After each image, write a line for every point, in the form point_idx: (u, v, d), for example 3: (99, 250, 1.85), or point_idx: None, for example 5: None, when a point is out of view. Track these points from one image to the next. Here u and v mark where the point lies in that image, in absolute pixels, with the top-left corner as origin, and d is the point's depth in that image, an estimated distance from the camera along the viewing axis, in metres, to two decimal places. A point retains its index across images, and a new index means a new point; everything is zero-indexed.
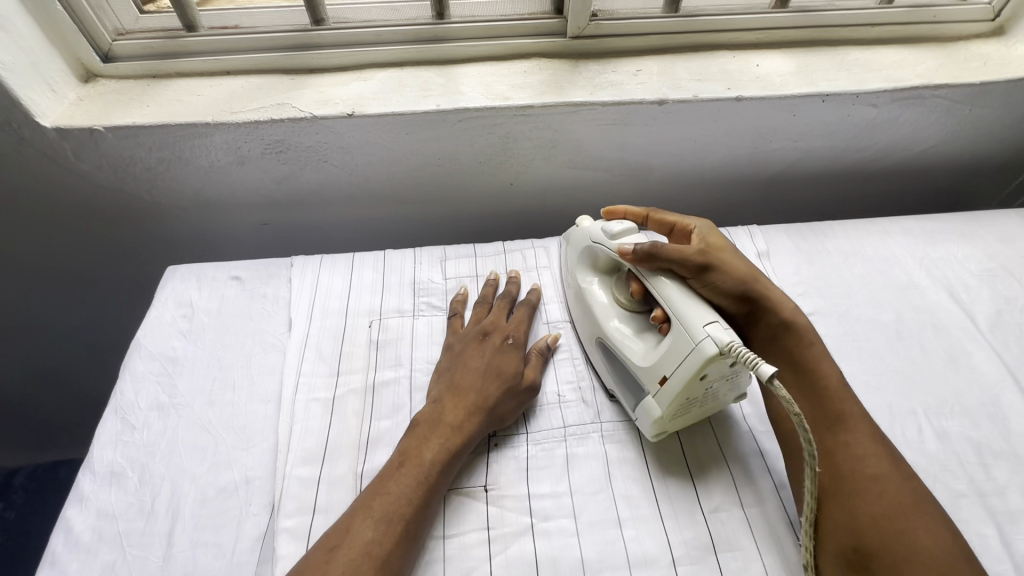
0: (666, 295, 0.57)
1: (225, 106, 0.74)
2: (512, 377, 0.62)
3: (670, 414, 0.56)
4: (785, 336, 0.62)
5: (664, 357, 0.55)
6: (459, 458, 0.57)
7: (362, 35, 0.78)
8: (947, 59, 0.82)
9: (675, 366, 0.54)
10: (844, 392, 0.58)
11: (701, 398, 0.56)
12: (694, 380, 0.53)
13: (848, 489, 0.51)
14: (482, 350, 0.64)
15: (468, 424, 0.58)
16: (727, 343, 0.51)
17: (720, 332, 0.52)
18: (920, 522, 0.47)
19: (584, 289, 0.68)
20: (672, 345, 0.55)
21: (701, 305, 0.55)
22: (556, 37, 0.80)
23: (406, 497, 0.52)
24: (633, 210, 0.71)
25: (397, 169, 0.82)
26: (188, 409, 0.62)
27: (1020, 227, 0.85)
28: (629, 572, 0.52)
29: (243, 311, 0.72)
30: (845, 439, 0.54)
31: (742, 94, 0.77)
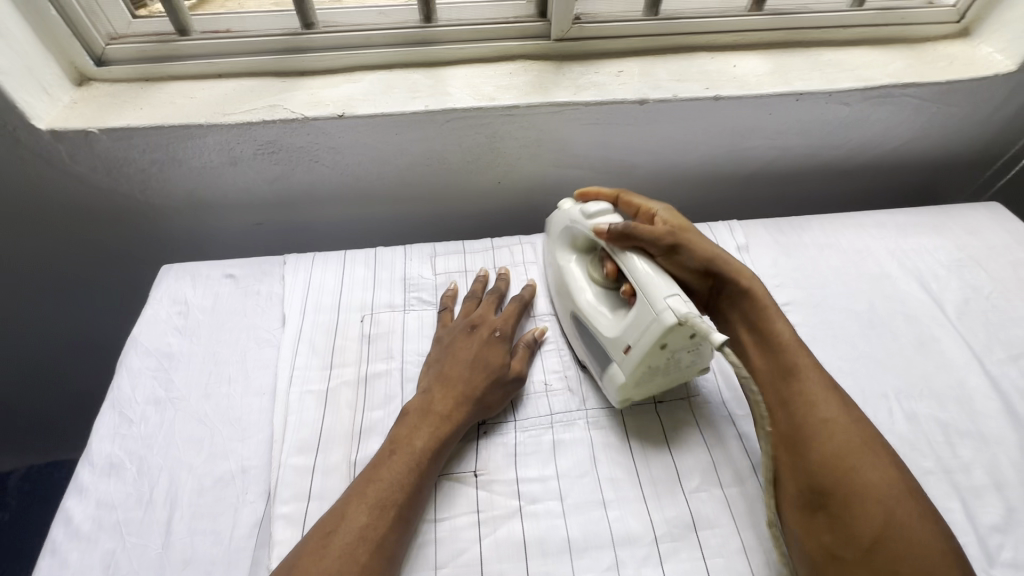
0: (632, 269, 0.60)
1: (217, 108, 0.76)
2: (498, 368, 0.63)
3: (635, 381, 0.59)
4: (744, 306, 0.65)
5: (629, 328, 0.58)
6: (450, 446, 0.59)
7: (352, 38, 0.81)
8: (915, 60, 0.85)
9: (638, 335, 0.57)
10: (796, 346, 0.61)
11: (666, 367, 0.59)
12: (656, 349, 0.56)
13: (803, 435, 0.54)
14: (470, 343, 0.66)
15: (458, 413, 0.60)
16: (685, 313, 0.54)
17: (680, 304, 0.55)
18: (869, 460, 0.51)
19: (561, 266, 0.71)
20: (635, 315, 0.58)
21: (665, 279, 0.58)
22: (540, 39, 0.83)
23: (399, 483, 0.54)
24: (603, 192, 0.74)
25: (387, 169, 0.85)
26: (184, 402, 0.64)
27: (987, 219, 0.89)
28: (614, 550, 0.54)
29: (237, 307, 0.73)
30: (796, 389, 0.57)
31: (719, 93, 0.80)
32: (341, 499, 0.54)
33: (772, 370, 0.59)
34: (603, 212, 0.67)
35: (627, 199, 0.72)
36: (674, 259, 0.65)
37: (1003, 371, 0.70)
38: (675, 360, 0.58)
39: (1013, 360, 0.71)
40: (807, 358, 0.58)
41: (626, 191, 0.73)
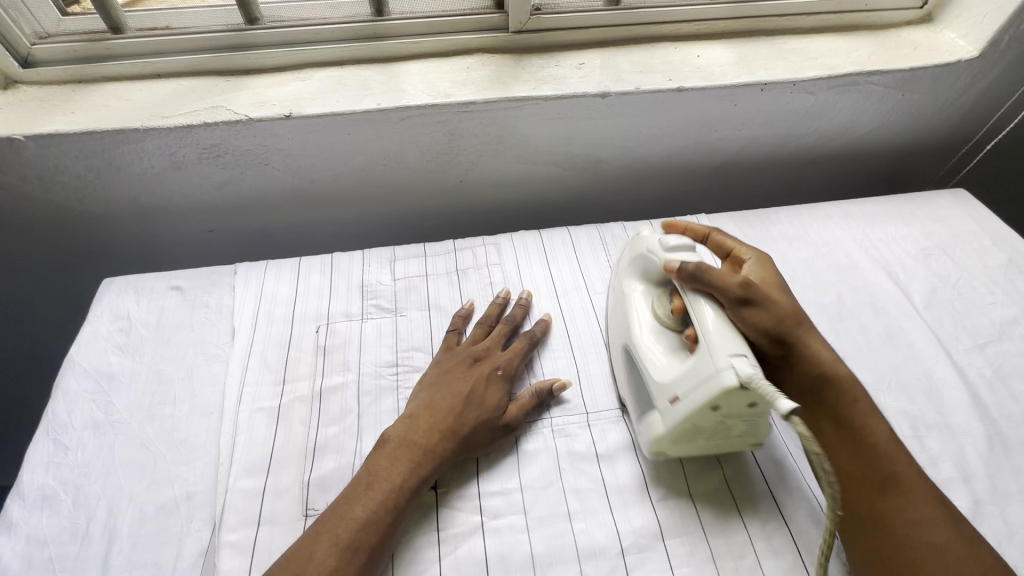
0: (702, 314, 0.52)
1: (155, 110, 0.72)
2: (492, 411, 0.59)
3: (673, 435, 0.53)
4: (826, 390, 0.56)
5: (681, 377, 0.51)
6: (426, 485, 0.54)
7: (300, 34, 0.77)
8: (879, 47, 0.84)
9: (689, 387, 0.50)
10: (898, 451, 0.53)
11: (713, 429, 0.52)
12: (706, 408, 0.49)
13: (905, 559, 0.47)
14: (467, 376, 0.61)
15: (441, 447, 0.56)
16: (748, 376, 0.47)
17: (745, 365, 0.48)
18: None
19: (627, 293, 0.63)
20: (691, 367, 0.51)
21: (736, 332, 0.51)
22: (498, 32, 0.80)
23: (371, 524, 0.50)
24: (695, 228, 0.66)
25: (343, 170, 0.81)
26: (126, 426, 0.60)
27: (953, 206, 0.89)
28: (579, 564, 0.52)
29: (184, 322, 0.69)
30: (898, 502, 0.50)
31: (683, 85, 0.78)
32: (304, 537, 0.50)
33: (866, 481, 0.52)
34: (683, 249, 0.58)
35: (718, 238, 0.65)
36: (749, 314, 0.54)
37: (970, 361, 0.70)
38: (724, 424, 0.51)
39: (979, 349, 0.71)
40: (910, 466, 0.51)
41: (719, 230, 0.66)
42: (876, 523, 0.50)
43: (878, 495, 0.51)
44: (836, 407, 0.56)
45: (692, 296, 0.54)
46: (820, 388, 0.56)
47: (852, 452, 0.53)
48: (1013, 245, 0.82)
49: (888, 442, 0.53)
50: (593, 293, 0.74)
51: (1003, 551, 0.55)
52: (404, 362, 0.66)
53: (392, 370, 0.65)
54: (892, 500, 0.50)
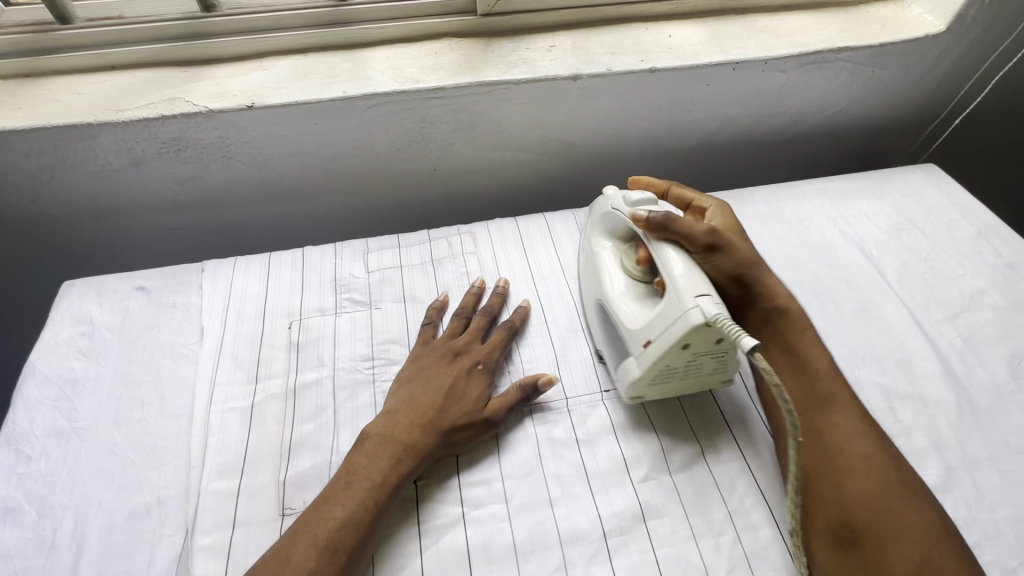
0: (666, 261, 0.56)
1: (109, 103, 0.69)
2: (474, 403, 0.58)
3: (649, 377, 0.55)
4: (779, 320, 0.61)
5: (652, 321, 0.54)
6: (407, 483, 0.53)
7: (259, 21, 0.74)
8: (849, 23, 0.84)
9: (661, 329, 0.53)
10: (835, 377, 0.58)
11: (684, 369, 0.55)
12: (676, 349, 0.52)
13: (837, 469, 0.51)
14: (447, 372, 0.60)
15: (422, 442, 0.55)
16: (714, 316, 0.50)
17: (709, 305, 0.51)
18: (908, 500, 0.49)
19: (597, 250, 0.66)
20: (661, 311, 0.54)
21: (701, 275, 0.54)
22: (465, 15, 0.79)
23: (351, 523, 0.49)
24: (653, 183, 0.70)
25: (311, 162, 0.79)
26: (92, 432, 0.58)
27: (923, 181, 0.90)
28: (561, 550, 0.52)
29: (150, 323, 0.67)
30: (834, 419, 0.54)
31: (655, 65, 0.77)
32: (283, 539, 0.49)
33: (806, 401, 0.56)
34: (645, 204, 0.61)
35: (677, 192, 0.69)
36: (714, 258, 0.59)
37: (941, 331, 0.71)
38: (694, 365, 0.54)
39: (949, 320, 0.72)
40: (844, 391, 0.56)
41: (678, 183, 0.70)
42: (813, 439, 0.54)
43: (818, 414, 0.55)
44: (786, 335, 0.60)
45: (656, 243, 0.58)
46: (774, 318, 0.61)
47: (797, 377, 0.58)
48: (982, 217, 0.84)
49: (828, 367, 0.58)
50: (571, 278, 0.74)
51: (974, 516, 0.56)
52: (380, 355, 0.65)
53: (368, 364, 0.64)
54: (829, 418, 0.55)
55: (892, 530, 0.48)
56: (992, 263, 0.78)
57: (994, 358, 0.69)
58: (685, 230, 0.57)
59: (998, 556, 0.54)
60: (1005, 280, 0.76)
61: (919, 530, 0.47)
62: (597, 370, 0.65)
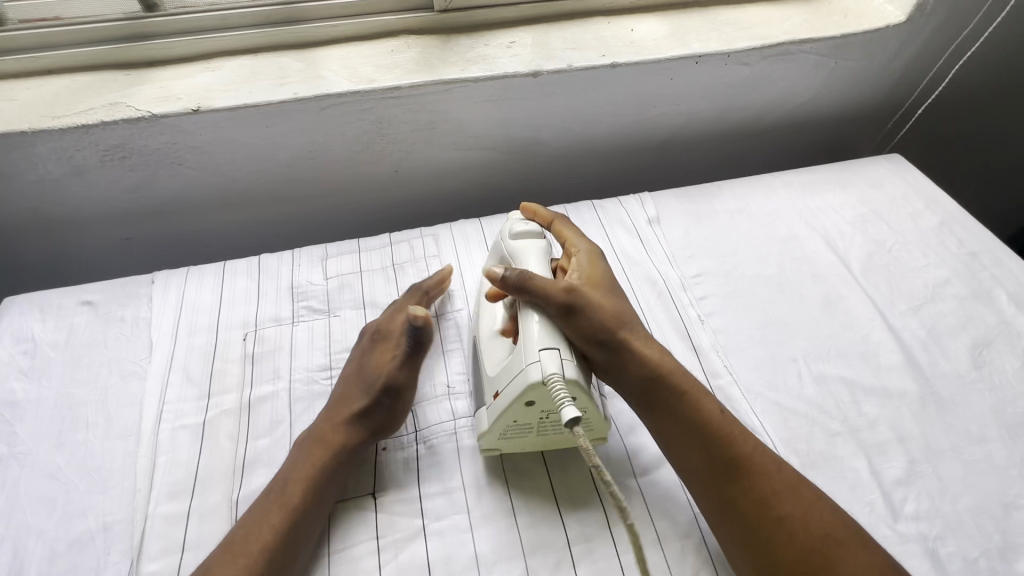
0: (525, 319, 0.53)
1: (46, 110, 0.66)
2: (373, 377, 0.58)
3: (499, 430, 0.53)
4: (658, 389, 0.54)
5: (502, 372, 0.53)
6: (331, 484, 0.53)
7: (205, 20, 0.71)
8: (812, 14, 0.84)
9: (507, 381, 0.52)
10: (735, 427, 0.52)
11: (538, 425, 0.53)
12: (519, 404, 0.51)
13: (760, 535, 0.48)
14: (359, 355, 0.61)
15: (331, 432, 0.55)
16: (550, 374, 0.48)
17: (551, 360, 0.49)
18: (839, 555, 0.46)
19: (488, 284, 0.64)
20: (510, 362, 0.53)
21: (554, 330, 0.52)
22: (422, 12, 0.77)
23: (276, 533, 0.48)
24: (541, 214, 0.66)
25: (266, 167, 0.76)
26: (33, 457, 0.56)
27: (888, 171, 0.90)
28: (524, 560, 0.51)
29: (96, 339, 0.64)
30: (745, 480, 0.50)
31: (616, 60, 0.76)
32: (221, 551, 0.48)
33: (709, 468, 0.51)
34: (529, 236, 0.61)
35: (559, 227, 0.64)
36: (573, 316, 0.52)
37: (905, 323, 0.71)
38: (547, 421, 0.52)
39: (913, 311, 0.73)
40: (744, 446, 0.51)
41: (562, 217, 0.65)
42: (730, 509, 0.49)
43: (726, 481, 0.50)
44: (674, 399, 0.53)
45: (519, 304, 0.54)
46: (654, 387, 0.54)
47: (697, 444, 0.51)
48: (944, 207, 0.84)
49: (718, 421, 0.52)
50: None
51: (937, 508, 0.56)
52: (338, 364, 0.63)
53: (326, 374, 0.62)
54: (740, 482, 0.50)
55: None
56: (955, 252, 0.79)
57: (957, 348, 0.69)
58: (539, 287, 0.53)
59: (960, 547, 0.54)
60: (968, 268, 0.77)
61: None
62: None
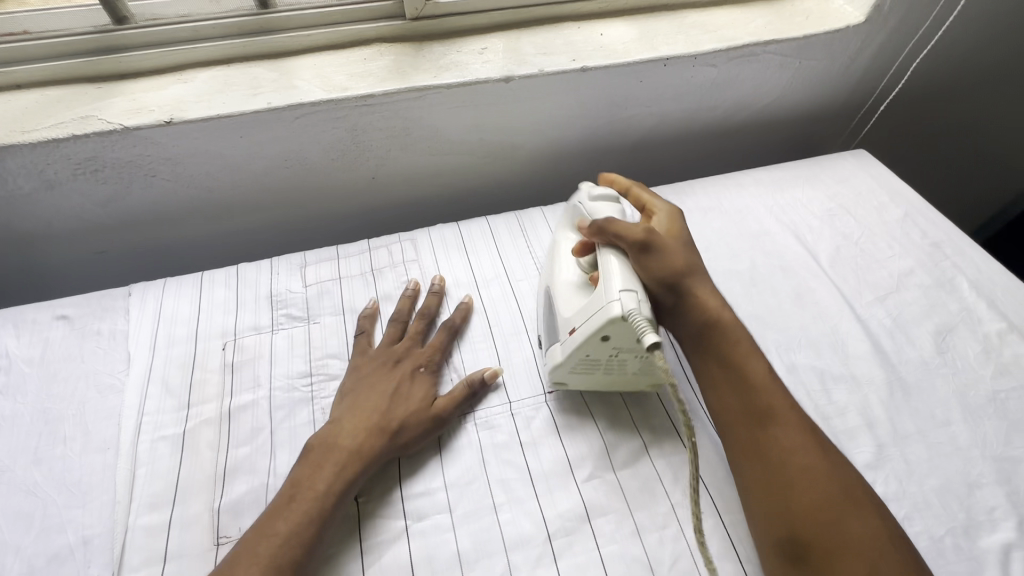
0: (606, 260, 0.55)
1: (15, 125, 0.66)
2: (418, 406, 0.58)
3: (570, 364, 0.56)
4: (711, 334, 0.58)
5: (581, 310, 0.55)
6: (352, 489, 0.53)
7: (176, 32, 0.71)
8: (775, 16, 0.87)
9: (585, 317, 0.54)
10: (770, 385, 0.55)
11: (607, 362, 0.55)
12: (596, 339, 0.53)
13: (783, 484, 0.49)
14: (390, 378, 0.60)
15: (367, 447, 0.54)
16: (631, 309, 0.50)
17: (632, 300, 0.51)
18: (850, 510, 0.47)
19: (558, 244, 0.66)
20: (590, 301, 0.54)
21: (633, 274, 0.54)
22: (394, 20, 0.78)
23: (296, 538, 0.49)
24: (619, 181, 0.70)
25: (242, 176, 0.77)
26: (9, 473, 0.55)
27: (853, 166, 0.93)
28: (506, 556, 0.52)
29: (73, 353, 0.64)
30: (773, 432, 0.52)
31: (586, 64, 0.77)
32: (226, 563, 0.48)
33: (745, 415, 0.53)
34: (606, 199, 0.63)
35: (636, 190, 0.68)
36: (649, 260, 0.57)
37: (872, 312, 0.74)
38: (617, 358, 0.55)
39: (879, 300, 0.75)
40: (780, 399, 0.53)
41: (639, 184, 0.69)
42: (755, 454, 0.51)
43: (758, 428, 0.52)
44: (720, 350, 0.57)
45: (601, 247, 0.57)
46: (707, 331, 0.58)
47: (736, 392, 0.55)
48: (908, 200, 0.87)
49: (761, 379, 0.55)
50: (515, 280, 0.74)
51: (905, 489, 0.58)
52: (319, 370, 0.64)
53: (306, 381, 0.63)
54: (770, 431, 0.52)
55: (839, 548, 0.45)
56: (918, 242, 0.82)
57: (921, 335, 0.71)
58: (621, 230, 0.57)
59: (927, 527, 0.56)
60: (931, 259, 0.80)
61: (859, 541, 0.45)
62: (539, 370, 0.65)
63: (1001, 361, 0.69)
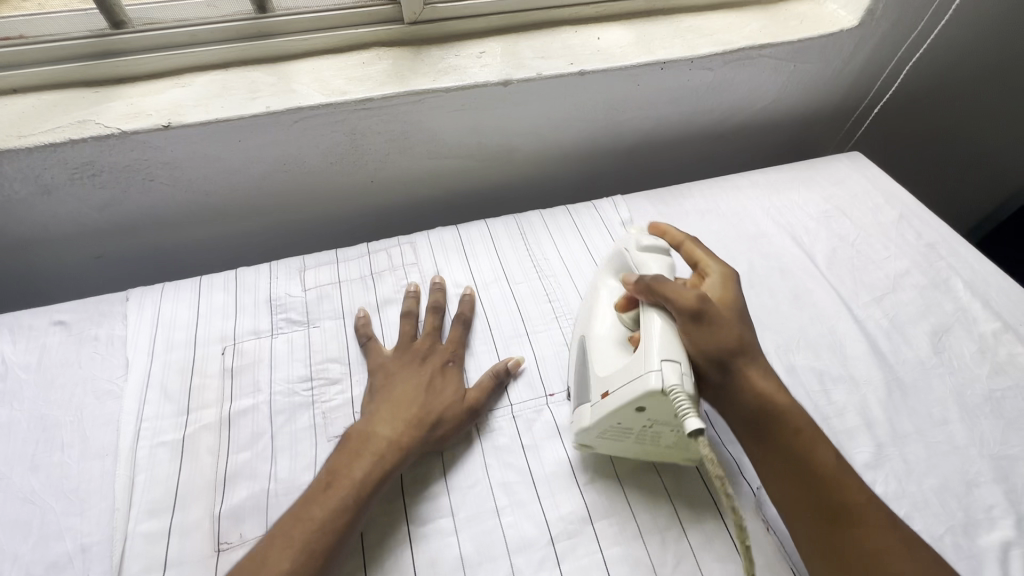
0: (648, 322, 0.53)
1: (12, 129, 0.65)
2: (451, 399, 0.59)
3: (600, 430, 0.53)
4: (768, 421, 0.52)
5: (617, 372, 0.52)
6: (393, 477, 0.53)
7: (174, 36, 0.71)
8: (770, 20, 0.88)
9: (621, 382, 0.51)
10: (846, 476, 0.51)
11: (639, 431, 0.52)
12: (631, 409, 0.50)
13: None
14: (419, 373, 0.61)
15: (406, 440, 0.55)
16: (672, 385, 0.47)
17: (673, 373, 0.48)
18: None
19: (598, 289, 0.64)
20: (627, 364, 0.52)
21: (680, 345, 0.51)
22: (393, 24, 0.78)
23: (329, 526, 0.48)
24: (672, 233, 0.66)
25: (239, 180, 0.76)
26: (6, 481, 0.55)
27: (848, 169, 0.94)
28: (509, 559, 0.51)
29: (70, 359, 0.64)
30: (855, 534, 0.48)
31: (584, 68, 0.78)
32: (262, 544, 0.48)
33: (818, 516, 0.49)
34: (655, 251, 0.62)
35: (690, 247, 0.64)
36: (700, 331, 0.53)
37: (869, 313, 0.74)
38: (650, 430, 0.52)
39: (876, 301, 0.76)
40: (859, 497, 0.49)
41: (694, 240, 0.65)
42: (835, 555, 0.47)
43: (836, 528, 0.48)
44: (783, 439, 0.52)
45: (646, 307, 0.55)
46: (763, 419, 0.53)
47: (805, 486, 0.50)
48: (902, 201, 0.88)
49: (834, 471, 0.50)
50: (514, 283, 0.74)
51: (904, 489, 0.59)
52: (319, 374, 0.63)
53: (306, 386, 0.62)
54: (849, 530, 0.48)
55: None
56: (913, 243, 0.83)
57: (918, 334, 0.72)
58: (671, 293, 0.53)
59: (925, 526, 0.57)
60: (927, 259, 0.80)
61: None
62: (538, 373, 0.65)
63: (996, 361, 0.69)
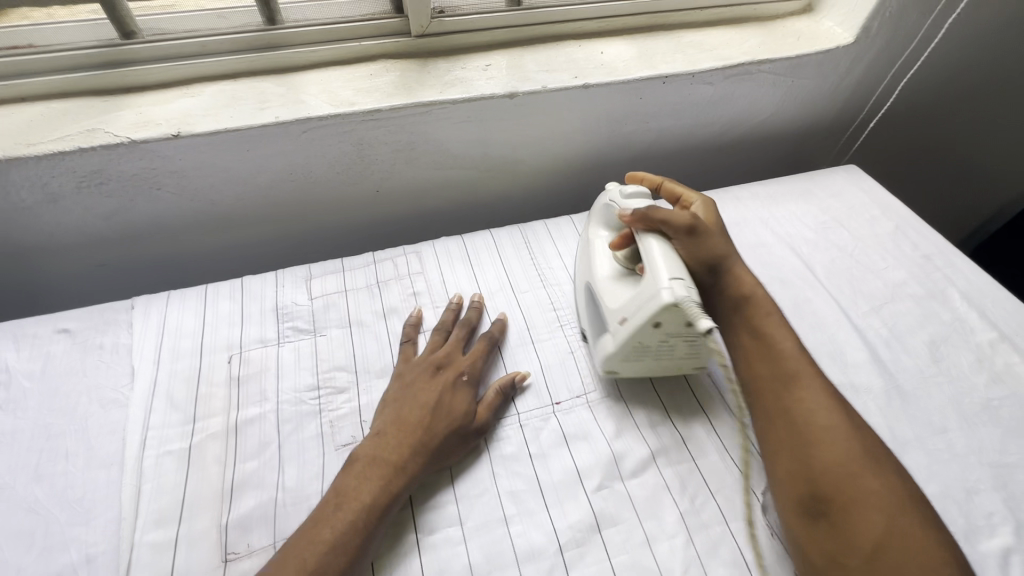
0: (648, 246, 0.58)
1: (20, 137, 0.65)
2: (459, 416, 0.58)
3: (622, 354, 0.58)
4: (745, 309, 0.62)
5: (629, 301, 0.57)
6: (404, 494, 0.53)
7: (185, 46, 0.72)
8: (768, 37, 0.90)
9: (636, 308, 0.56)
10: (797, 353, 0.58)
11: (656, 348, 0.58)
12: (647, 327, 0.55)
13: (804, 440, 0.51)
14: (431, 387, 0.60)
15: (411, 463, 0.54)
16: (682, 298, 0.52)
17: (681, 288, 0.53)
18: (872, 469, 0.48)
19: (592, 240, 0.69)
20: (638, 292, 0.57)
21: (680, 264, 0.56)
22: (400, 37, 0.79)
23: (339, 548, 0.48)
24: (647, 178, 0.74)
25: (246, 190, 0.77)
26: (11, 490, 0.54)
27: (845, 181, 0.96)
28: (518, 568, 0.51)
29: (75, 368, 0.63)
30: (798, 395, 0.54)
31: (587, 81, 0.79)
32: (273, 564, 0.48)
33: (773, 379, 0.56)
34: (639, 197, 0.67)
35: (669, 186, 0.72)
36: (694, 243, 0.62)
37: (868, 322, 0.76)
38: (666, 344, 0.57)
39: (875, 311, 0.77)
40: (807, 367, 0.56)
41: (670, 179, 0.73)
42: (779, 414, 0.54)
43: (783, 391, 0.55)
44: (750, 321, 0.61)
45: (642, 233, 0.61)
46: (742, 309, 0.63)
47: (765, 359, 0.58)
48: (898, 213, 0.90)
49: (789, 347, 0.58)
50: (519, 292, 0.74)
51: None
52: (326, 383, 0.63)
53: (313, 395, 0.62)
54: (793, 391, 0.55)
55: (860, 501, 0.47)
56: (910, 254, 0.84)
57: (916, 344, 0.73)
58: (668, 216, 0.61)
59: None
60: (923, 270, 0.82)
61: (878, 497, 0.47)
62: (545, 382, 0.65)
63: (994, 370, 0.71)
